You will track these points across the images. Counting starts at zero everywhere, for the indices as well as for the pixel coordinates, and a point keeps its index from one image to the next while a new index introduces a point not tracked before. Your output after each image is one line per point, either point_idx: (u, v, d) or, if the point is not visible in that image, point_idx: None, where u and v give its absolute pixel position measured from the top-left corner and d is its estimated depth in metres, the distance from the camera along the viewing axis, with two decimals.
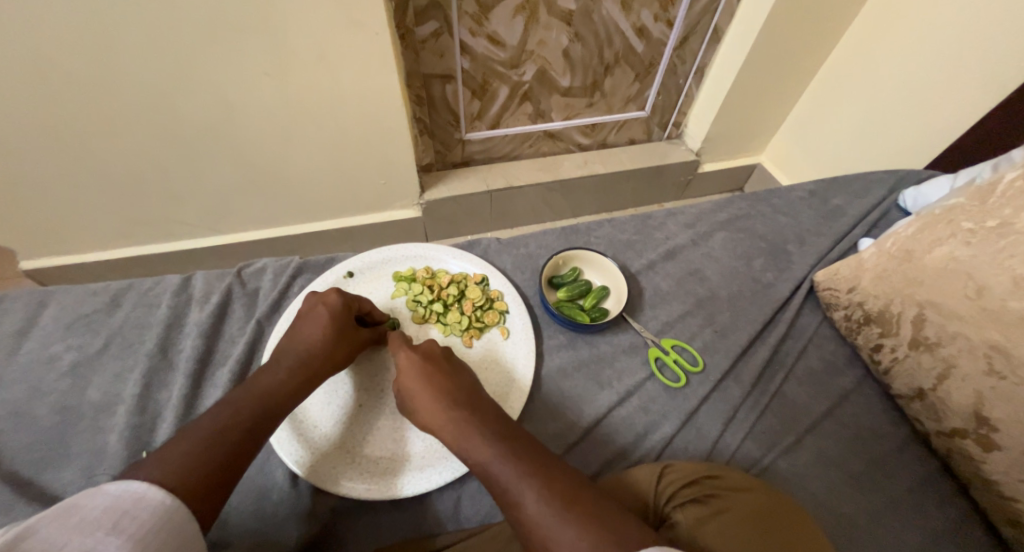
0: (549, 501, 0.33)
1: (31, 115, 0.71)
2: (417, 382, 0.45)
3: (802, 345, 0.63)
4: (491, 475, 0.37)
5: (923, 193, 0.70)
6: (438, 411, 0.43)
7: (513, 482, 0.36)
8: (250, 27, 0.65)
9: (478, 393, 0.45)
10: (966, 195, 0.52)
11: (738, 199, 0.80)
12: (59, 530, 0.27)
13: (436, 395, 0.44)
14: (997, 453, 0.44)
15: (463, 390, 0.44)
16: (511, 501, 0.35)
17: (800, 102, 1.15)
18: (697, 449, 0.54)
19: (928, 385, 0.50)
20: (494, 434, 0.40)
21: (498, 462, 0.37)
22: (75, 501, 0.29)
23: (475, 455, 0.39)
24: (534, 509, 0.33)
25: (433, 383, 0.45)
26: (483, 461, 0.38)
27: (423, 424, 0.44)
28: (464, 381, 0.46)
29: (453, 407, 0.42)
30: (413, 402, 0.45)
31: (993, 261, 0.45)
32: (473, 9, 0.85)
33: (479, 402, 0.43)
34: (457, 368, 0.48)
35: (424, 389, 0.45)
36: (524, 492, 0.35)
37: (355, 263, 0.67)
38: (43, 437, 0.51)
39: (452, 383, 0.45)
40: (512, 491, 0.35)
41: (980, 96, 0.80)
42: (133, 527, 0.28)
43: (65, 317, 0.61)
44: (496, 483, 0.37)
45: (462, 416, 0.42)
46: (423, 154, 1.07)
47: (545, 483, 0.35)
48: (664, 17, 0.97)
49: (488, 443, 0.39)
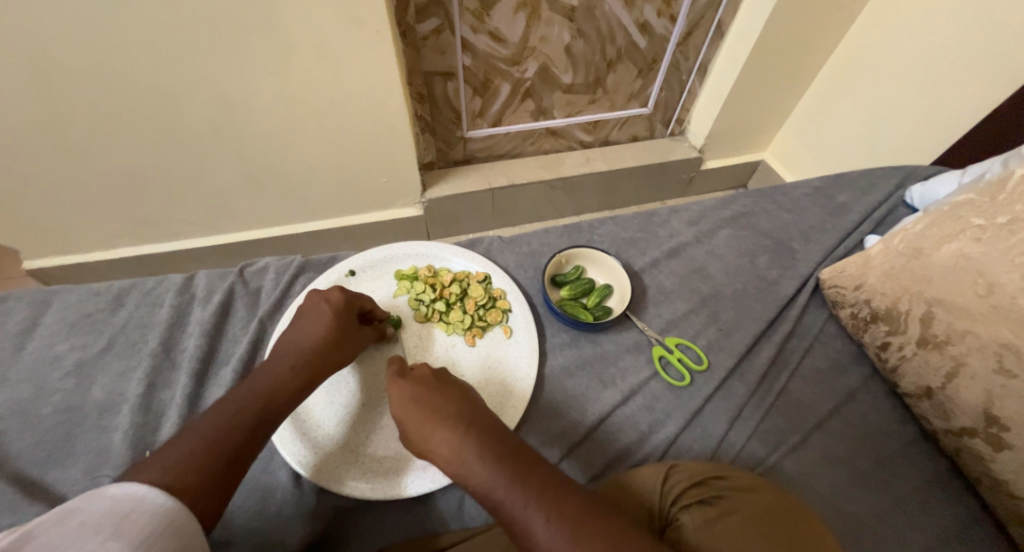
0: (557, 526, 0.33)
1: (33, 115, 0.71)
2: (409, 407, 0.44)
3: (807, 343, 0.62)
4: (493, 500, 0.37)
5: (930, 190, 0.69)
6: (434, 435, 0.42)
7: (519, 507, 0.35)
8: (250, 25, 0.65)
9: (472, 407, 0.44)
10: (975, 191, 0.51)
11: (742, 196, 0.80)
12: (59, 533, 0.26)
13: (429, 420, 0.42)
14: (1007, 453, 0.44)
15: (456, 407, 0.43)
16: (519, 527, 0.34)
17: (804, 98, 1.14)
18: (702, 448, 0.54)
19: (936, 383, 0.50)
20: (492, 455, 0.38)
21: (500, 488, 0.36)
22: (74, 505, 0.29)
23: (477, 480, 0.38)
24: (543, 535, 0.33)
25: (424, 404, 0.44)
26: (485, 487, 0.37)
27: (420, 449, 0.43)
28: (456, 396, 0.45)
29: (448, 430, 0.41)
30: (407, 426, 0.44)
31: (1003, 258, 0.44)
32: (474, 6, 0.85)
33: (473, 419, 0.42)
34: (447, 382, 0.46)
35: (417, 412, 0.43)
36: (531, 518, 0.34)
37: (357, 262, 0.67)
38: (48, 437, 0.51)
39: (444, 400, 0.44)
40: (518, 517, 0.35)
41: (987, 91, 0.79)
42: (135, 529, 0.28)
43: (69, 317, 0.61)
44: (502, 509, 0.36)
45: (457, 439, 0.40)
46: (424, 152, 1.06)
47: (551, 506, 0.34)
48: (667, 12, 0.96)
49: (488, 468, 0.38)
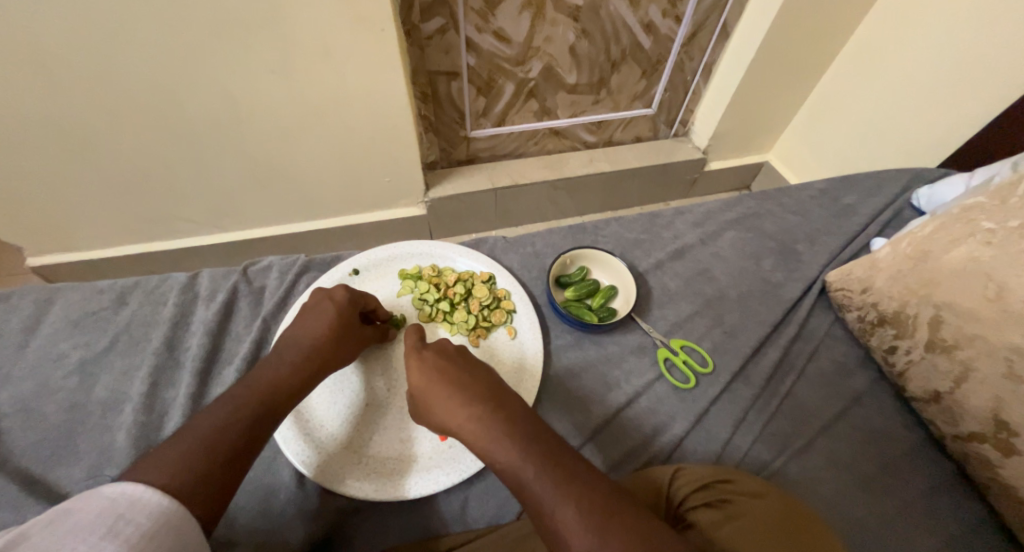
0: (589, 514, 0.33)
1: (36, 113, 0.71)
2: (437, 383, 0.43)
3: (813, 346, 0.62)
4: (517, 481, 0.36)
5: (937, 193, 0.69)
6: (459, 409, 0.41)
7: (548, 490, 0.34)
8: (255, 23, 0.65)
9: (499, 387, 0.43)
10: (984, 195, 0.51)
11: (747, 198, 0.79)
12: (52, 535, 0.26)
13: (456, 397, 0.41)
14: (1016, 459, 0.43)
15: (484, 387, 0.42)
16: (544, 510, 0.34)
17: (809, 99, 1.13)
18: (707, 451, 0.53)
19: (944, 388, 0.49)
20: (522, 436, 0.38)
21: (527, 469, 0.36)
22: (69, 506, 0.28)
23: (502, 458, 0.37)
24: (572, 521, 0.32)
25: (452, 382, 0.43)
26: (509, 468, 0.37)
27: (440, 423, 0.42)
28: (483, 375, 0.44)
29: (477, 405, 0.40)
30: (430, 399, 0.43)
31: (1013, 263, 0.44)
32: (479, 6, 0.84)
33: (502, 398, 0.42)
34: (475, 363, 0.46)
35: (444, 386, 0.43)
36: (560, 502, 0.33)
37: (360, 261, 0.67)
38: (50, 435, 0.51)
39: (473, 379, 0.43)
40: (544, 500, 0.34)
41: (994, 94, 0.79)
42: (130, 531, 0.28)
43: (72, 315, 0.60)
44: (527, 490, 0.35)
45: (486, 416, 0.40)
46: (427, 152, 1.06)
47: (582, 493, 0.34)
48: (672, 13, 0.96)
49: (516, 447, 0.37)
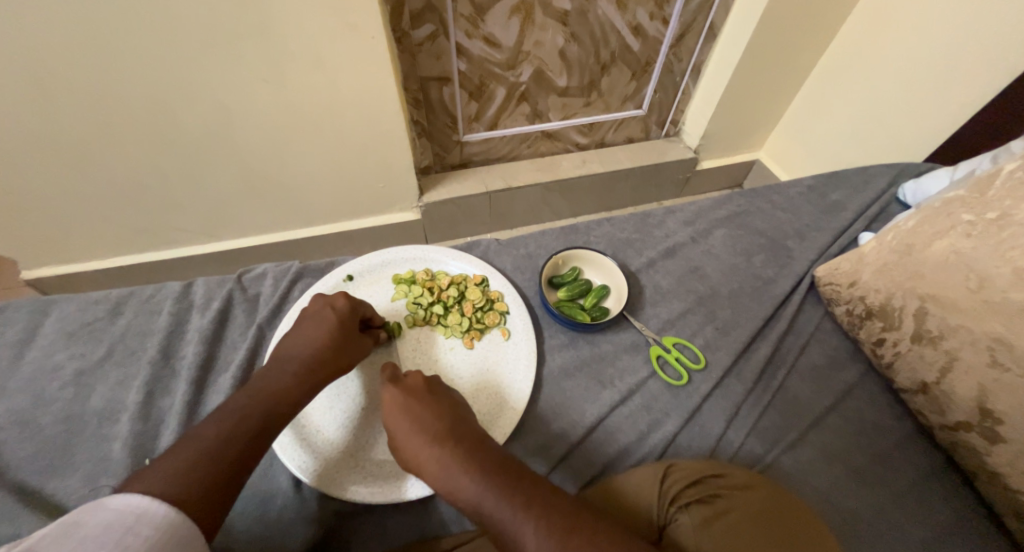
0: (546, 535, 0.34)
1: (28, 125, 0.71)
2: (400, 421, 0.44)
3: (803, 340, 0.63)
4: (482, 512, 0.37)
5: (922, 187, 0.70)
6: (422, 448, 0.42)
7: (507, 516, 0.36)
8: (246, 33, 0.66)
9: (462, 422, 0.45)
10: (964, 188, 0.52)
11: (737, 196, 0.80)
12: (65, 544, 0.26)
13: (417, 434, 0.42)
14: (1002, 446, 0.44)
15: (446, 421, 0.44)
16: (509, 539, 0.35)
17: (797, 98, 1.15)
18: (701, 446, 0.54)
19: (930, 378, 0.50)
20: (481, 468, 0.39)
21: (488, 499, 0.37)
22: (77, 517, 0.28)
23: (464, 493, 0.38)
24: (533, 544, 0.34)
25: (414, 418, 0.44)
26: (472, 501, 0.38)
27: (406, 459, 0.43)
28: (447, 408, 0.45)
29: (437, 443, 0.42)
30: (397, 437, 0.44)
31: (993, 253, 0.45)
32: (468, 12, 0.86)
33: (462, 434, 0.43)
34: (439, 393, 0.47)
35: (406, 421, 0.44)
36: (520, 528, 0.35)
37: (355, 267, 0.68)
38: (47, 446, 0.51)
39: (434, 413, 0.44)
40: (508, 529, 0.36)
41: (976, 88, 0.80)
42: (140, 543, 0.28)
43: (68, 326, 0.61)
44: (490, 519, 0.37)
45: (447, 452, 0.41)
46: (421, 157, 1.07)
47: (540, 516, 0.35)
48: (659, 15, 0.97)
49: (475, 480, 0.38)
